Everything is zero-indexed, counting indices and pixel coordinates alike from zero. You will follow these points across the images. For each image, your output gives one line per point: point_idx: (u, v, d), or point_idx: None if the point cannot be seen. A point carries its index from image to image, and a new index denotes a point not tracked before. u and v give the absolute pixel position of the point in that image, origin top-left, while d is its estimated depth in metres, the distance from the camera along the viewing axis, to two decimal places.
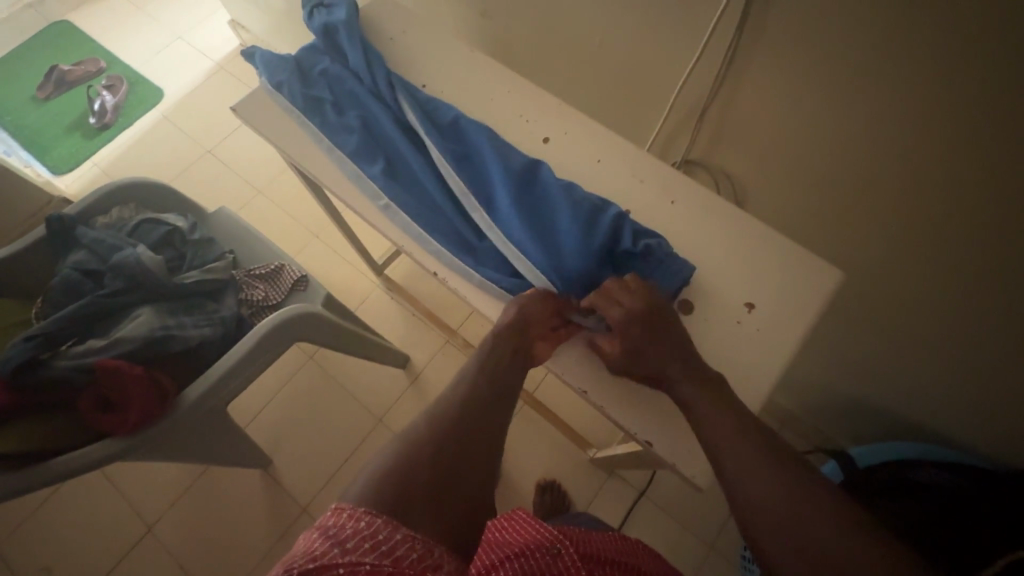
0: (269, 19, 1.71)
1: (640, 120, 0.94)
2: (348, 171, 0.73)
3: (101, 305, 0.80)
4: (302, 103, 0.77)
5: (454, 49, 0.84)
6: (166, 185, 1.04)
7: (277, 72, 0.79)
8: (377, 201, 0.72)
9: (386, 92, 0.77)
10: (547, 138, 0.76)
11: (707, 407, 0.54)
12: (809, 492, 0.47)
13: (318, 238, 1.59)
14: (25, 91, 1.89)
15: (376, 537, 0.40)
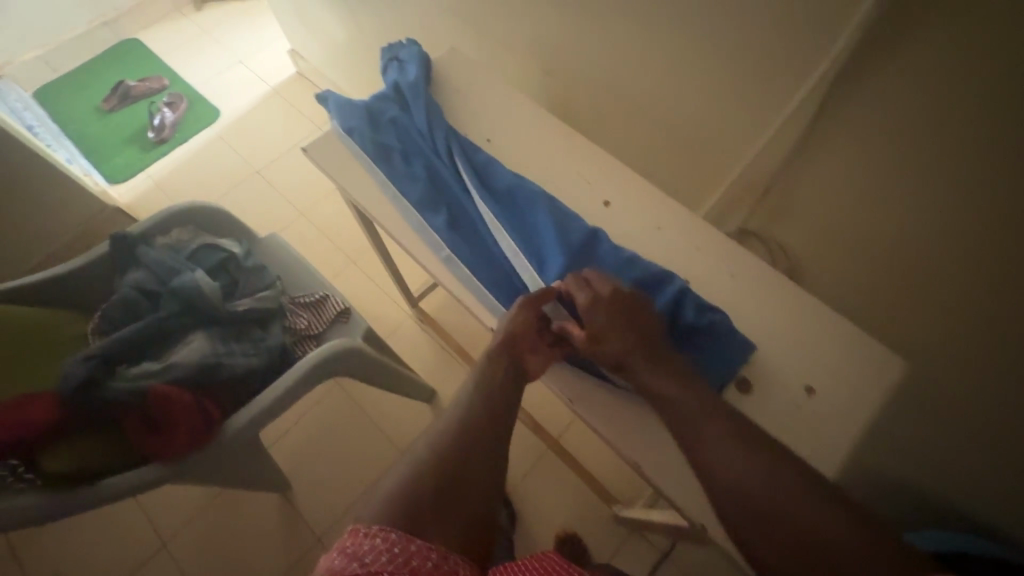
0: (327, 50, 1.78)
1: None
2: (412, 220, 0.76)
3: (157, 327, 0.82)
4: (371, 150, 0.79)
5: (520, 105, 0.87)
6: (224, 209, 1.07)
7: (350, 117, 0.82)
8: (440, 252, 0.74)
9: (445, 149, 0.78)
10: (608, 202, 0.78)
11: (681, 406, 0.57)
12: (783, 479, 0.50)
13: (355, 264, 1.62)
14: (90, 101, 1.98)
15: (392, 550, 0.49)
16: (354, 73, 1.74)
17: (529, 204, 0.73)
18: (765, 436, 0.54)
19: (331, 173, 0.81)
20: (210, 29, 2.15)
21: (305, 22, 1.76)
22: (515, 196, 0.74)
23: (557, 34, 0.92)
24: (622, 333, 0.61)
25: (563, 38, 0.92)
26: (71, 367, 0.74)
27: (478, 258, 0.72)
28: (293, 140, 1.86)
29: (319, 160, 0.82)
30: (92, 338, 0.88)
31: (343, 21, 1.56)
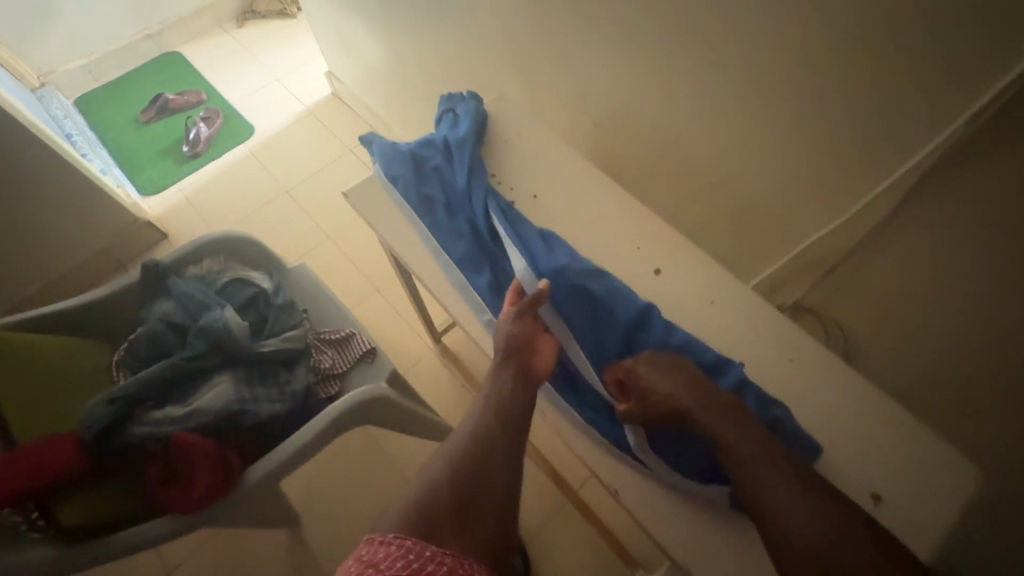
0: (363, 74, 1.79)
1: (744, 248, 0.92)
2: (454, 278, 0.74)
3: (182, 367, 0.80)
4: (415, 202, 0.77)
5: (571, 162, 0.85)
6: (255, 237, 1.04)
7: (394, 165, 0.80)
8: (482, 315, 0.72)
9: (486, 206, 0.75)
10: (658, 270, 0.76)
11: (741, 437, 0.55)
12: (843, 520, 0.48)
13: (378, 293, 1.60)
14: (128, 112, 2.01)
15: (408, 556, 0.47)
16: (389, 100, 1.74)
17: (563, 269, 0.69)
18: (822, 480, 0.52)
19: (372, 223, 0.80)
20: (250, 47, 2.18)
21: (344, 47, 1.77)
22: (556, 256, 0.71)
23: (607, 87, 0.90)
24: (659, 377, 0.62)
25: (613, 91, 0.90)
26: (93, 409, 0.72)
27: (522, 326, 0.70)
28: (323, 161, 1.86)
29: (361, 209, 0.81)
30: (118, 371, 0.86)
31: (382, 49, 1.56)
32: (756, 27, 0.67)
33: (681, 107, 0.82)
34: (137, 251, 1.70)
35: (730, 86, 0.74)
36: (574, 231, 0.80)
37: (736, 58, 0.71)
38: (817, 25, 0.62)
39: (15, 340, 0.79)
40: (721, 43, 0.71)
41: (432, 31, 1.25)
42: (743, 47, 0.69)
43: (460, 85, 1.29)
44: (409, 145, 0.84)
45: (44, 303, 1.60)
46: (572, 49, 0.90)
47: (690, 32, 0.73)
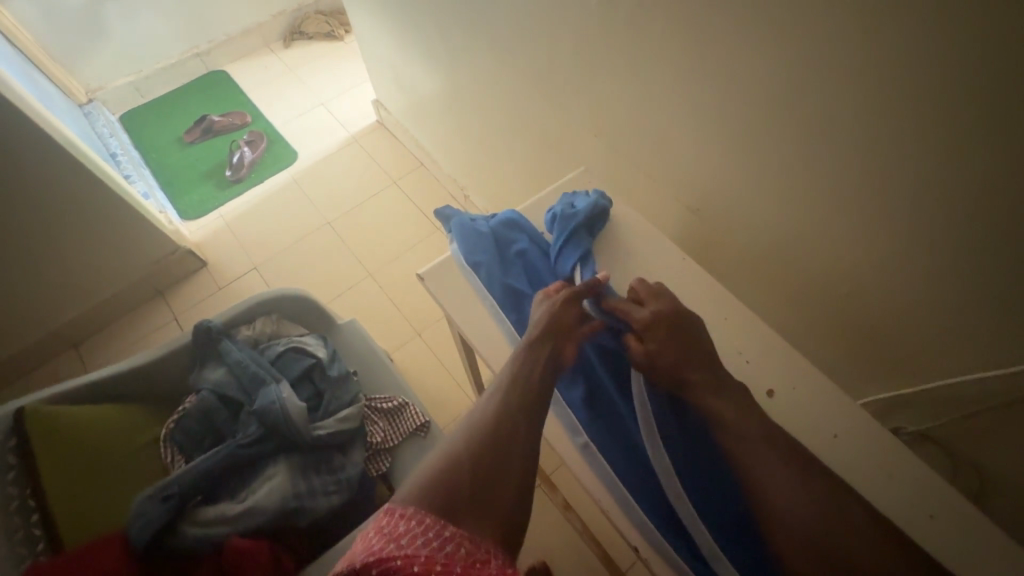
0: (411, 106, 1.74)
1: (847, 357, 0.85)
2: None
3: (235, 456, 0.74)
4: (499, 293, 0.75)
5: (668, 264, 0.82)
6: (311, 296, 1.00)
7: (475, 249, 0.77)
8: (577, 436, 0.68)
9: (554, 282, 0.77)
10: (772, 392, 0.71)
11: (734, 415, 0.59)
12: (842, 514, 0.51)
13: (419, 336, 1.54)
14: (173, 132, 1.99)
15: (427, 535, 0.48)
16: (437, 133, 1.68)
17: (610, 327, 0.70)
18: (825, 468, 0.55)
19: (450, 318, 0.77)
20: (295, 69, 2.15)
21: (393, 77, 1.72)
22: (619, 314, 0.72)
23: (694, 175, 0.82)
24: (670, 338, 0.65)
25: (700, 181, 0.82)
26: (144, 509, 0.68)
27: (620, 455, 0.65)
28: (367, 193, 1.82)
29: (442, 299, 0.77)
30: (163, 445, 0.81)
31: (436, 86, 1.50)
32: (885, 158, 0.58)
33: (780, 216, 0.74)
34: (175, 279, 1.67)
35: (842, 209, 0.66)
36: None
37: (854, 183, 0.63)
38: (970, 172, 0.53)
39: (49, 423, 0.73)
40: (839, 165, 0.63)
41: (495, 80, 1.19)
42: (864, 174, 0.61)
43: (522, 136, 1.23)
44: (489, 225, 0.80)
45: (80, 329, 1.57)
46: (658, 131, 0.83)
47: (801, 146, 0.65)
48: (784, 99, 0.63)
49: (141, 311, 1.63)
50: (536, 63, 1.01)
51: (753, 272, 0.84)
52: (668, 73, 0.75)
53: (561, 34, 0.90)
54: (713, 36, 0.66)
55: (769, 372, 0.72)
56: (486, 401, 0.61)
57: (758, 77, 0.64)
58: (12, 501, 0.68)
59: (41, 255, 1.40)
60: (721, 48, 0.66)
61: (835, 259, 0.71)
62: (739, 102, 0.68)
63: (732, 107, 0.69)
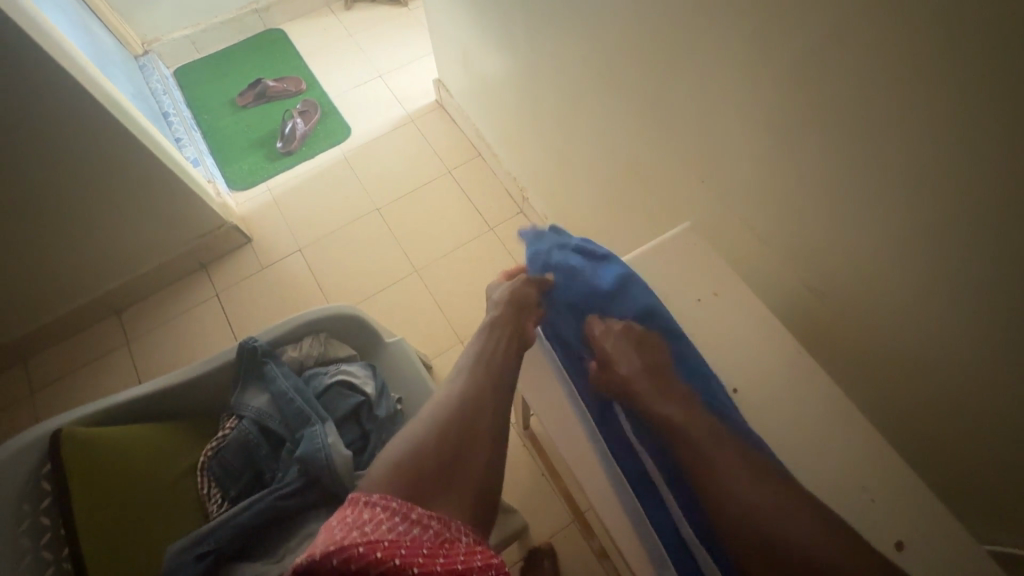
0: (474, 92, 1.60)
1: (969, 479, 0.73)
2: (629, 508, 0.66)
3: (274, 509, 0.68)
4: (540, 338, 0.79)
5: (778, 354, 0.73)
6: (365, 316, 0.93)
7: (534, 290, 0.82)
8: (664, 570, 0.62)
9: (577, 301, 0.80)
10: (900, 544, 0.62)
11: (712, 451, 0.62)
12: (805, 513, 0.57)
13: (462, 344, 1.47)
14: (226, 93, 1.91)
15: (393, 517, 0.55)
16: (499, 123, 1.55)
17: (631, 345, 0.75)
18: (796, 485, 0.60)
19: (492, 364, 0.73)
20: (355, 34, 2.03)
21: (459, 58, 1.58)
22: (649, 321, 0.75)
23: (833, 252, 0.72)
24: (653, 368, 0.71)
25: (841, 259, 0.71)
26: (179, 565, 0.64)
27: None
28: (418, 180, 1.72)
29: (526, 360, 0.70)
30: (200, 477, 0.76)
31: (504, 73, 1.36)
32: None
33: (940, 323, 0.64)
34: (219, 253, 1.62)
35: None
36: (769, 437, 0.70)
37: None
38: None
39: (84, 449, 0.69)
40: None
41: (582, 89, 1.06)
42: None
43: (604, 155, 1.11)
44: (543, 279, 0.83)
45: (123, 296, 1.55)
46: (800, 195, 0.72)
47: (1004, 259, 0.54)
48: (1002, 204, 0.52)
49: (184, 283, 1.61)
50: (646, 82, 0.88)
51: (880, 367, 0.75)
52: (840, 135, 0.63)
53: (690, 59, 0.78)
54: (920, 111, 0.54)
55: (891, 505, 0.64)
56: (453, 385, 0.70)
57: (974, 173, 0.53)
58: (45, 533, 0.66)
59: (90, 221, 1.36)
60: (930, 127, 0.54)
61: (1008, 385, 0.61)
62: (933, 192, 0.57)
63: (920, 193, 0.58)
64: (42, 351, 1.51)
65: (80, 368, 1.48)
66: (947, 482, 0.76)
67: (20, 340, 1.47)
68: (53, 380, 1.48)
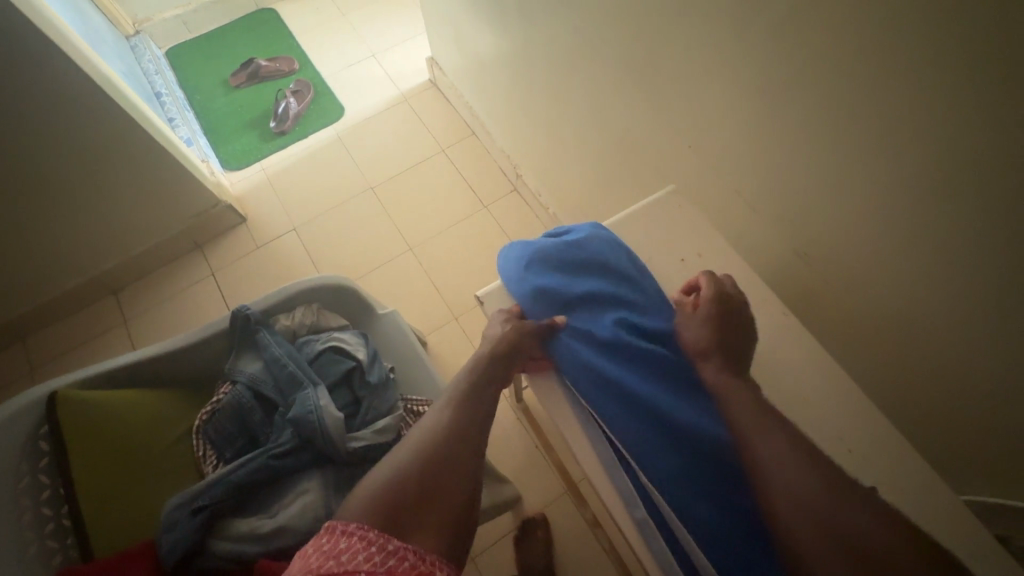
0: (467, 70, 1.59)
1: (943, 435, 0.75)
2: (605, 456, 0.64)
3: (268, 470, 0.70)
4: (539, 298, 0.71)
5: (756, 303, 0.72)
6: (356, 287, 0.94)
7: (534, 261, 0.72)
8: (634, 509, 0.61)
9: (587, 260, 0.72)
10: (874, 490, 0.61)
11: (758, 434, 0.57)
12: (840, 493, 0.52)
13: (456, 321, 1.49)
14: (219, 74, 1.90)
15: (369, 548, 0.55)
16: (492, 101, 1.54)
17: (609, 313, 0.69)
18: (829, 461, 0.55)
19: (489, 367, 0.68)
20: (347, 13, 2.01)
21: (452, 35, 1.57)
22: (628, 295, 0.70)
23: (821, 216, 0.72)
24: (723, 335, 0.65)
25: (822, 222, 0.72)
26: (175, 520, 0.64)
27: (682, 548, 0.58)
28: (412, 159, 1.72)
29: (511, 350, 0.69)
30: (194, 440, 0.77)
31: (497, 49, 1.35)
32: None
33: (912, 277, 0.65)
34: (215, 232, 1.63)
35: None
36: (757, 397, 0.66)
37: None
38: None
39: (80, 410, 0.70)
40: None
41: (572, 60, 1.06)
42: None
43: (594, 128, 1.11)
44: (540, 241, 0.75)
45: (119, 276, 1.56)
46: (789, 159, 0.72)
47: (999, 216, 0.54)
48: (997, 160, 0.51)
49: (180, 263, 1.61)
50: (635, 50, 0.88)
51: (872, 333, 0.75)
52: (823, 96, 0.63)
53: (678, 24, 0.77)
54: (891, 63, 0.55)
55: (875, 466, 0.65)
56: (436, 414, 0.65)
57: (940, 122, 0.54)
58: (45, 490, 0.68)
59: (85, 199, 1.37)
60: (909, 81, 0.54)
61: (996, 348, 0.61)
62: (916, 151, 0.57)
63: (897, 147, 0.59)
64: (40, 332, 1.53)
65: (79, 347, 1.50)
66: (923, 438, 0.78)
67: (18, 318, 1.48)
68: (52, 360, 1.50)
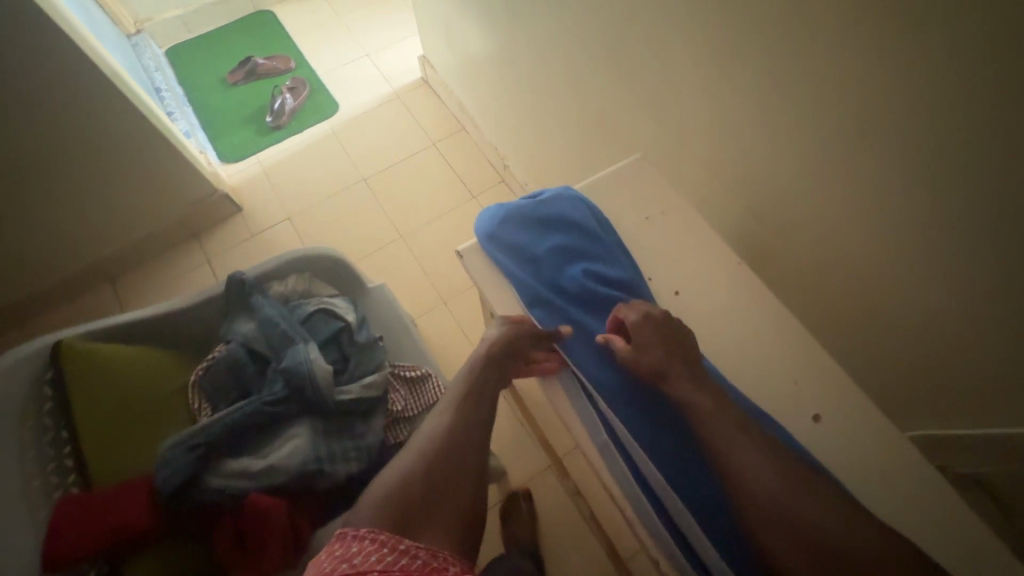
0: (457, 66, 1.66)
1: (894, 386, 0.79)
2: (567, 384, 0.67)
3: (261, 414, 0.74)
4: (505, 252, 0.72)
5: (715, 248, 0.75)
6: (345, 259, 0.99)
7: (500, 220, 0.74)
8: (596, 434, 0.63)
9: (553, 216, 0.73)
10: (819, 417, 0.65)
11: (733, 452, 0.54)
12: (818, 503, 0.51)
13: (445, 305, 1.54)
14: (217, 72, 1.97)
15: (382, 549, 0.53)
16: (481, 95, 1.61)
17: (572, 266, 0.71)
18: (802, 468, 0.54)
19: (487, 360, 0.66)
20: (343, 15, 2.09)
21: (442, 33, 1.63)
22: (593, 248, 0.71)
23: (773, 180, 0.78)
24: (663, 343, 0.62)
25: (774, 184, 0.78)
26: (171, 456, 0.68)
27: (635, 467, 0.61)
28: (404, 152, 1.78)
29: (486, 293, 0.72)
30: (188, 392, 0.81)
31: (483, 43, 1.42)
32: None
33: (850, 229, 0.71)
34: (212, 222, 1.68)
35: (951, 243, 0.61)
36: (719, 345, 0.70)
37: (985, 220, 0.57)
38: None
39: (82, 359, 0.75)
40: (966, 201, 0.58)
41: (552, 49, 1.13)
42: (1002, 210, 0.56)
43: (574, 113, 1.17)
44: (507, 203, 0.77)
45: (117, 262, 1.60)
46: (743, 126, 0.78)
47: (913, 168, 0.60)
48: (903, 118, 0.58)
49: (177, 251, 1.66)
50: (607, 35, 0.94)
51: (824, 292, 0.80)
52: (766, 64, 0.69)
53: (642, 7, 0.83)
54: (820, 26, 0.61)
55: None
56: (436, 418, 0.64)
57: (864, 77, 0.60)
58: (48, 433, 0.72)
59: (85, 185, 1.41)
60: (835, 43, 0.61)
61: (931, 295, 0.67)
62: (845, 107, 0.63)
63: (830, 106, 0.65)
64: (39, 317, 1.57)
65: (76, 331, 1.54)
66: (875, 391, 0.83)
67: (17, 303, 1.51)
68: None
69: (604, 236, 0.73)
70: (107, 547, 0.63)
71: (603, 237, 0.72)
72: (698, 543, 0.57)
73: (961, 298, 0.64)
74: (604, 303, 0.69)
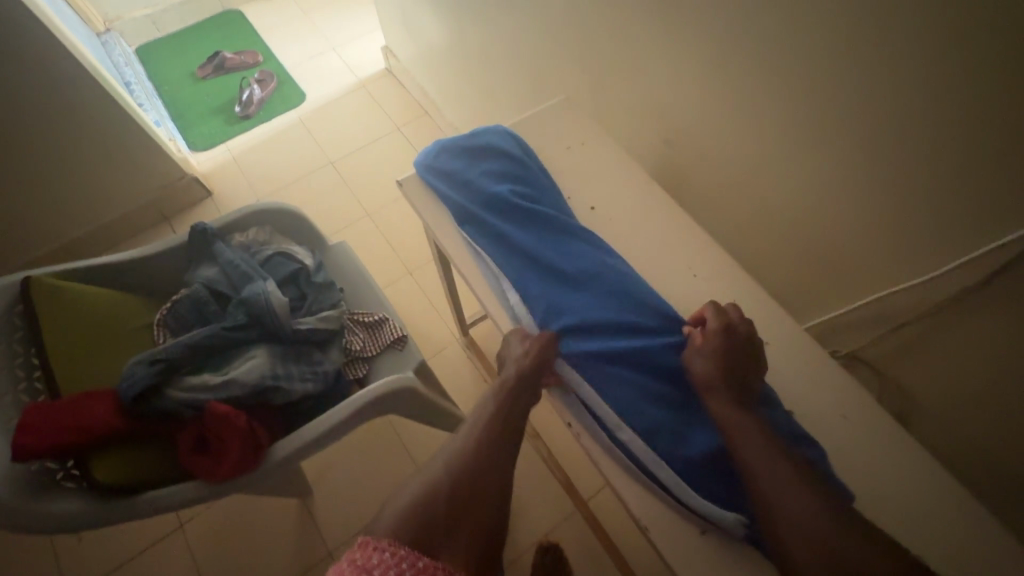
0: (416, 53, 1.74)
1: (798, 294, 0.89)
2: (492, 287, 0.77)
3: (221, 337, 0.81)
4: (444, 182, 0.82)
5: (630, 173, 0.84)
6: (303, 213, 1.04)
7: (441, 156, 0.84)
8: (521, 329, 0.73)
9: (489, 148, 0.83)
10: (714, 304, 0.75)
11: (755, 458, 0.55)
12: (834, 514, 0.51)
13: (410, 275, 1.60)
14: (187, 67, 2.03)
15: (400, 564, 0.53)
16: (439, 79, 1.69)
17: (501, 186, 0.80)
18: (820, 480, 0.54)
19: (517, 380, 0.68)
20: (309, 13, 2.18)
21: (401, 22, 1.72)
22: (522, 177, 0.80)
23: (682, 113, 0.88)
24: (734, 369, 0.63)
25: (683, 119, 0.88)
26: (136, 370, 0.74)
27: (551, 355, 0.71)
28: (370, 137, 1.86)
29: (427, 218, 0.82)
30: (156, 329, 0.88)
31: (437, 26, 1.51)
32: (885, 103, 0.62)
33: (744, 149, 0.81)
34: (182, 205, 1.73)
35: (817, 146, 0.72)
36: (634, 255, 0.79)
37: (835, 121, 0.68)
38: (945, 113, 0.58)
39: (51, 292, 0.80)
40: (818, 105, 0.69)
41: (496, 21, 1.22)
42: (859, 116, 0.66)
43: (518, 80, 1.26)
44: (447, 141, 0.86)
45: (88, 245, 1.64)
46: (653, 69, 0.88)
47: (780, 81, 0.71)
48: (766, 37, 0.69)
49: (148, 234, 1.70)
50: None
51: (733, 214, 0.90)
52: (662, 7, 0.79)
53: None
54: None
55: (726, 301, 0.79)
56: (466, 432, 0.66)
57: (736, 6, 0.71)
58: (18, 357, 0.77)
59: (55, 168, 1.46)
60: None
61: (810, 199, 0.77)
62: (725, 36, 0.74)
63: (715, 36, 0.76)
64: None
65: None
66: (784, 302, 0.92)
67: None
68: None
69: (532, 167, 0.82)
70: (72, 446, 0.68)
71: (531, 169, 0.82)
72: (606, 413, 0.65)
73: (831, 196, 0.74)
74: (529, 221, 0.78)
